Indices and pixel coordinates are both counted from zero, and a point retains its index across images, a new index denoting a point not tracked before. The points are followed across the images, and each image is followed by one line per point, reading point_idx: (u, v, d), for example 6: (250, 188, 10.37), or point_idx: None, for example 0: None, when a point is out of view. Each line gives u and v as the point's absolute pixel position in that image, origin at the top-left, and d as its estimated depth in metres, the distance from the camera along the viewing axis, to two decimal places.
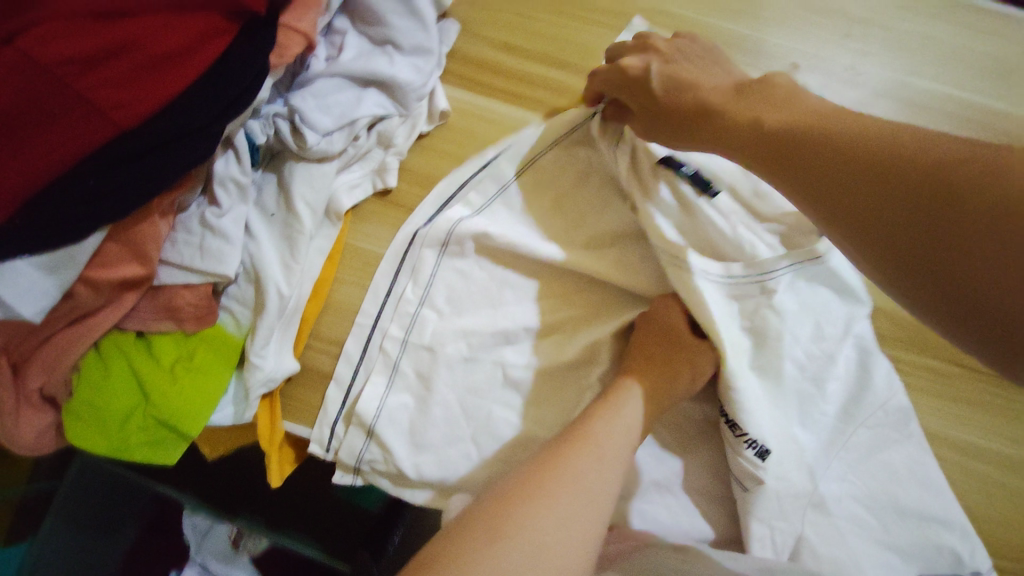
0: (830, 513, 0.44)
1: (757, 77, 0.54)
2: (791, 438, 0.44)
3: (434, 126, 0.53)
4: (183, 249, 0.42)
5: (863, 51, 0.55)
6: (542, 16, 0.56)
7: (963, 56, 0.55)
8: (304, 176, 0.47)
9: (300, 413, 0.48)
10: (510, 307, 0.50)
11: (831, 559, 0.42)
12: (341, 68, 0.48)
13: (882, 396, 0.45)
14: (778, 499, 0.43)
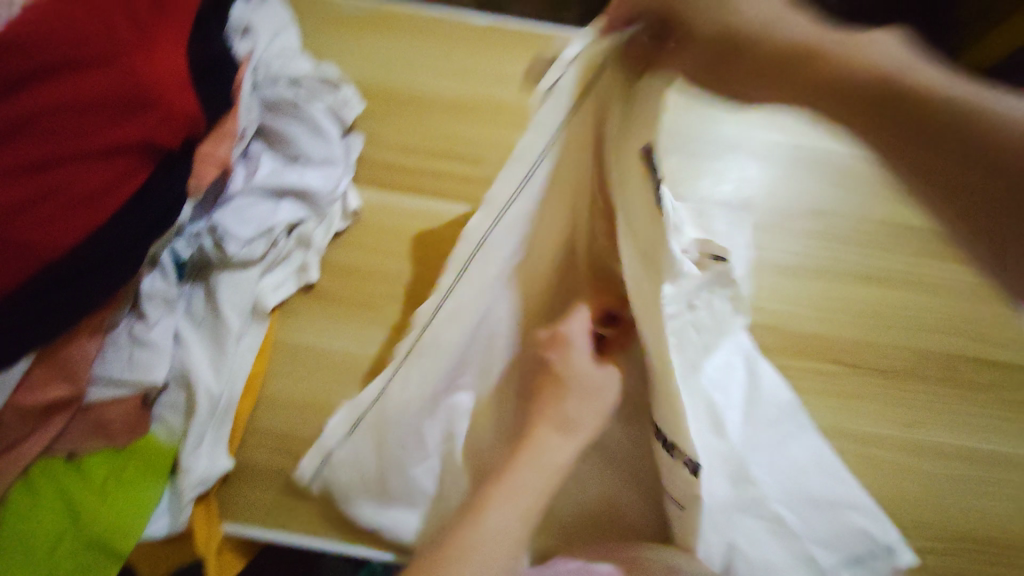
0: (754, 517, 0.49)
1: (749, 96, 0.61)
2: (717, 439, 0.49)
3: (349, 223, 0.58)
4: (113, 365, 0.47)
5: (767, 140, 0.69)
6: (439, 116, 0.62)
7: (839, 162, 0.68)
8: (228, 284, 0.51)
9: (238, 513, 0.49)
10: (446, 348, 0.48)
11: (760, 562, 0.47)
12: (257, 185, 0.53)
13: (770, 394, 0.55)
14: (712, 513, 0.47)
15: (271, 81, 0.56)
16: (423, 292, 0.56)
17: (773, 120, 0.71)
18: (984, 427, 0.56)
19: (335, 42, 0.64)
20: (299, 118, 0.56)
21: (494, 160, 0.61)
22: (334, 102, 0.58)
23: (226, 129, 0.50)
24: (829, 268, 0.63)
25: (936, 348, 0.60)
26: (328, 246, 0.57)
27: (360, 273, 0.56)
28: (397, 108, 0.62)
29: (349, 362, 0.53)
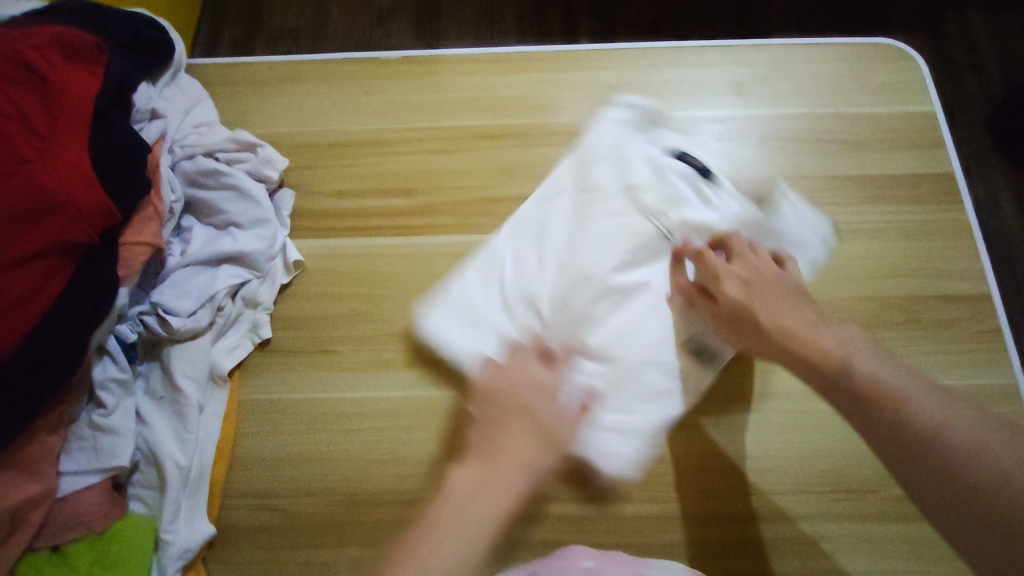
0: (584, 270, 0.54)
1: (971, 374, 0.55)
2: (566, 273, 0.55)
3: (293, 276, 0.60)
4: (79, 455, 0.49)
5: (799, 86, 0.67)
6: (362, 160, 0.65)
7: (865, 96, 0.66)
8: (180, 357, 0.53)
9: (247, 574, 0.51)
10: (547, 314, 0.55)
11: (550, 298, 0.55)
12: (191, 257, 0.55)
13: (557, 244, 0.57)
14: (505, 277, 0.57)
15: (190, 157, 0.58)
16: (372, 325, 0.59)
17: (795, 86, 0.67)
18: (947, 365, 0.55)
19: (259, 103, 0.68)
20: (224, 187, 0.57)
21: (423, 189, 0.64)
22: (255, 165, 0.60)
23: (150, 210, 0.52)
24: None
25: (890, 293, 0.58)
26: (276, 301, 0.59)
27: (306, 322, 0.59)
28: (322, 160, 0.65)
29: (310, 407, 0.56)
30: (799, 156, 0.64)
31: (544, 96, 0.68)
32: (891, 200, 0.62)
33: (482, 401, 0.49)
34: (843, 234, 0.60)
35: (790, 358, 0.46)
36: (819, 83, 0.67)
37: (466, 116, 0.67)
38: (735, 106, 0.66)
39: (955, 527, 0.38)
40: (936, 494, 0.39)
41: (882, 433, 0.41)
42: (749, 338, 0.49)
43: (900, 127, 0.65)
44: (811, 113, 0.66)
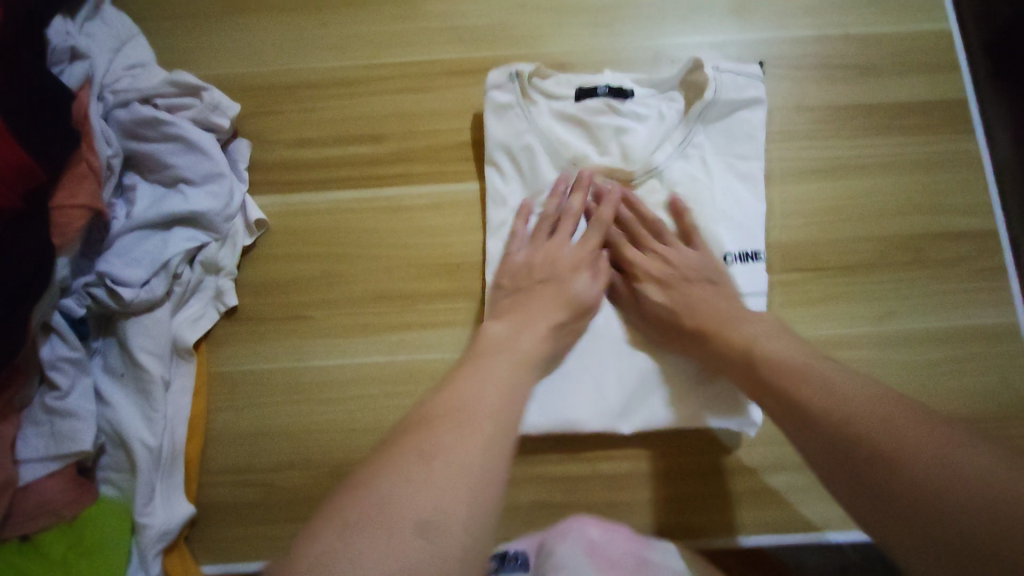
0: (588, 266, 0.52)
1: (976, 314, 0.53)
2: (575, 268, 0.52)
3: (256, 236, 0.55)
4: (37, 441, 0.45)
5: (805, 3, 0.60)
6: (321, 103, 0.58)
7: (876, 14, 0.60)
8: (137, 331, 0.49)
9: (232, 550, 0.49)
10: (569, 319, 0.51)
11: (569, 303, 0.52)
12: (137, 220, 0.49)
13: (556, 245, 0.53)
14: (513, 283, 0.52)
15: (123, 103, 0.50)
16: (346, 287, 0.54)
17: (801, 4, 0.60)
18: (952, 305, 0.53)
19: (201, 40, 0.60)
20: (167, 138, 0.51)
21: (392, 134, 0.58)
22: (201, 112, 0.52)
23: (83, 167, 0.46)
24: (816, 170, 0.56)
25: (897, 232, 0.54)
26: (239, 266, 0.54)
27: (274, 287, 0.54)
28: (277, 105, 0.58)
29: (285, 378, 0.52)
30: (804, 85, 0.58)
31: (524, 23, 0.60)
32: (900, 130, 0.57)
33: (518, 274, 0.50)
34: (848, 170, 0.56)
35: (737, 363, 0.44)
36: (826, 0, 0.60)
37: (437, 49, 0.60)
38: (735, 29, 0.60)
39: (857, 504, 0.35)
40: (875, 494, 0.34)
41: (789, 412, 0.40)
42: (690, 353, 0.48)
43: (912, 49, 0.59)
44: (817, 35, 0.59)
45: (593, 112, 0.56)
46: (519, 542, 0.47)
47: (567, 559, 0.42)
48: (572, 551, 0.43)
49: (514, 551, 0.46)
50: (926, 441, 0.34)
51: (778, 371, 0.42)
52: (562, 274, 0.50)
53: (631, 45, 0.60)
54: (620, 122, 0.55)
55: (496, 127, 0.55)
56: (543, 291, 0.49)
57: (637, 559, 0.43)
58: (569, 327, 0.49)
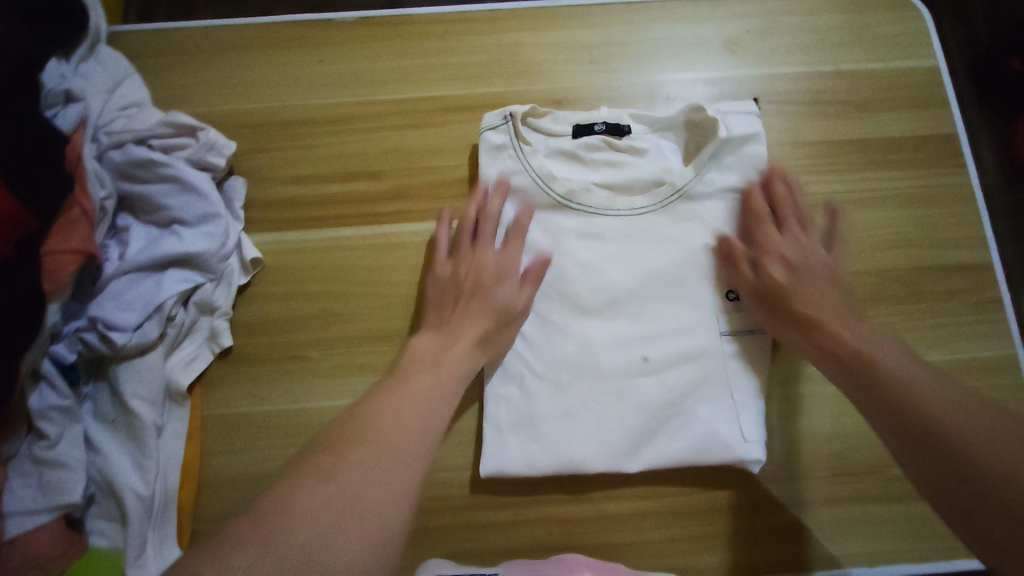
0: (588, 305, 0.53)
1: (974, 348, 0.53)
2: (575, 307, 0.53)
3: (251, 275, 0.54)
4: (24, 493, 0.44)
5: (798, 39, 0.61)
6: (319, 140, 0.58)
7: (867, 50, 0.61)
8: (130, 376, 0.48)
9: None
10: (571, 356, 0.52)
11: (570, 341, 0.52)
12: (131, 263, 0.48)
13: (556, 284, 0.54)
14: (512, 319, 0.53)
15: (118, 145, 0.50)
16: (344, 326, 0.54)
17: (793, 40, 0.61)
18: (948, 339, 0.53)
19: (198, 77, 0.60)
20: (161, 179, 0.50)
21: (390, 170, 0.58)
22: (197, 152, 0.52)
23: (75, 211, 0.45)
24: (812, 205, 0.57)
25: (892, 266, 0.55)
26: (234, 305, 0.54)
27: (270, 326, 0.53)
28: (274, 142, 0.58)
29: (281, 420, 0.51)
30: (797, 120, 0.59)
31: (521, 60, 0.61)
32: (894, 164, 0.58)
33: (445, 287, 0.51)
34: (844, 205, 0.57)
35: (841, 360, 0.46)
36: (818, 37, 0.62)
37: (435, 85, 0.60)
38: (730, 65, 0.61)
39: (934, 489, 0.39)
40: (947, 476, 0.38)
41: (870, 396, 0.44)
42: (804, 338, 0.49)
43: (903, 84, 0.60)
44: (810, 71, 0.60)
45: (591, 149, 0.57)
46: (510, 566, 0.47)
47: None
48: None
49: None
50: (1001, 452, 0.37)
51: (874, 372, 0.44)
52: (484, 285, 0.51)
53: (627, 81, 0.60)
54: (617, 158, 0.56)
55: (492, 167, 0.56)
56: (472, 304, 0.50)
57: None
58: (496, 333, 0.50)
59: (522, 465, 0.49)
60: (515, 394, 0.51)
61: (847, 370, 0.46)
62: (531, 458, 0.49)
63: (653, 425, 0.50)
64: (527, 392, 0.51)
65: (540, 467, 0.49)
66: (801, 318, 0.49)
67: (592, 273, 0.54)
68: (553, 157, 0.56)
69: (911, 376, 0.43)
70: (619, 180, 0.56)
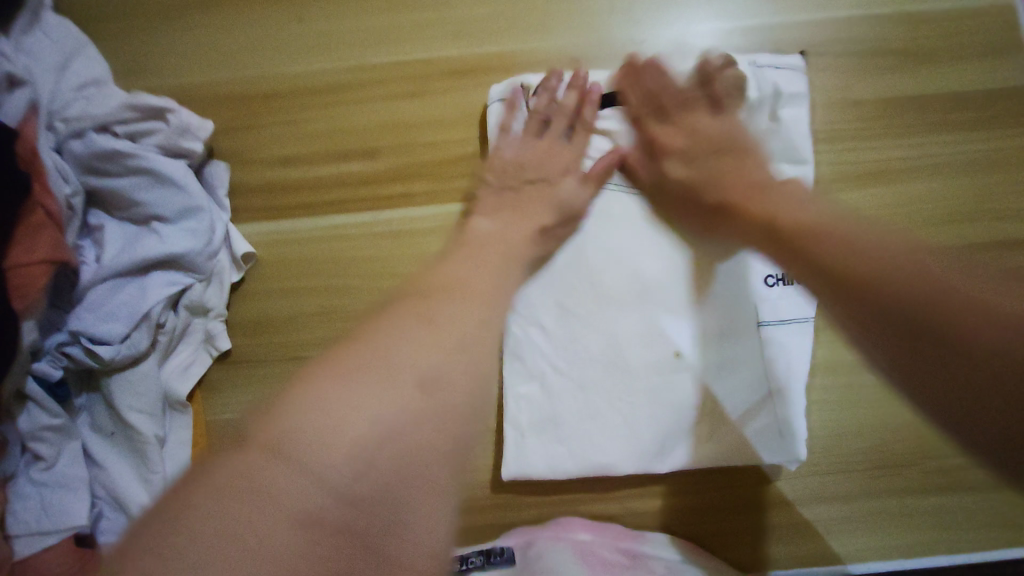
0: (613, 296, 0.49)
1: None
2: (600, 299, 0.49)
3: (244, 271, 0.50)
4: (28, 515, 0.42)
5: None
6: (307, 113, 0.52)
7: None
8: (123, 388, 0.45)
9: None
10: (594, 353, 0.49)
11: (594, 337, 0.49)
12: (110, 268, 0.44)
13: (578, 274, 0.49)
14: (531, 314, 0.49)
15: (78, 133, 0.44)
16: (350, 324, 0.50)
17: None
18: None
19: (164, 43, 0.53)
20: (132, 171, 0.45)
21: (388, 147, 0.52)
22: (169, 137, 0.46)
23: (39, 214, 0.40)
24: (859, 175, 0.51)
25: (947, 242, 0.50)
26: (229, 304, 0.50)
27: (269, 326, 0.50)
28: (255, 118, 0.52)
29: None
30: (845, 76, 0.52)
31: (531, 11, 0.53)
32: (955, 124, 0.51)
33: (507, 173, 0.50)
34: (895, 174, 0.51)
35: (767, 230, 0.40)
36: None
37: (433, 44, 0.53)
38: (771, 10, 0.53)
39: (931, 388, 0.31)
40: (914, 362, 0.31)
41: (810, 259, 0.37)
42: (730, 229, 0.45)
43: (971, 28, 0.52)
44: (863, 15, 0.53)
45: (612, 119, 0.51)
46: (509, 535, 0.49)
47: (559, 561, 0.46)
48: (563, 554, 0.46)
49: (501, 547, 0.48)
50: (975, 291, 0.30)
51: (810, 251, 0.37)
52: (552, 176, 0.50)
53: (652, 34, 0.53)
54: (640, 127, 0.51)
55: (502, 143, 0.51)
56: (532, 193, 0.49)
57: (626, 555, 0.47)
58: (555, 232, 0.49)
59: (546, 467, 0.48)
60: (536, 394, 0.49)
61: (766, 237, 0.40)
62: (554, 460, 0.48)
63: (683, 423, 0.48)
64: (548, 392, 0.48)
65: (564, 469, 0.48)
66: (714, 209, 0.46)
67: (616, 261, 0.49)
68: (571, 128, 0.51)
69: (865, 236, 0.36)
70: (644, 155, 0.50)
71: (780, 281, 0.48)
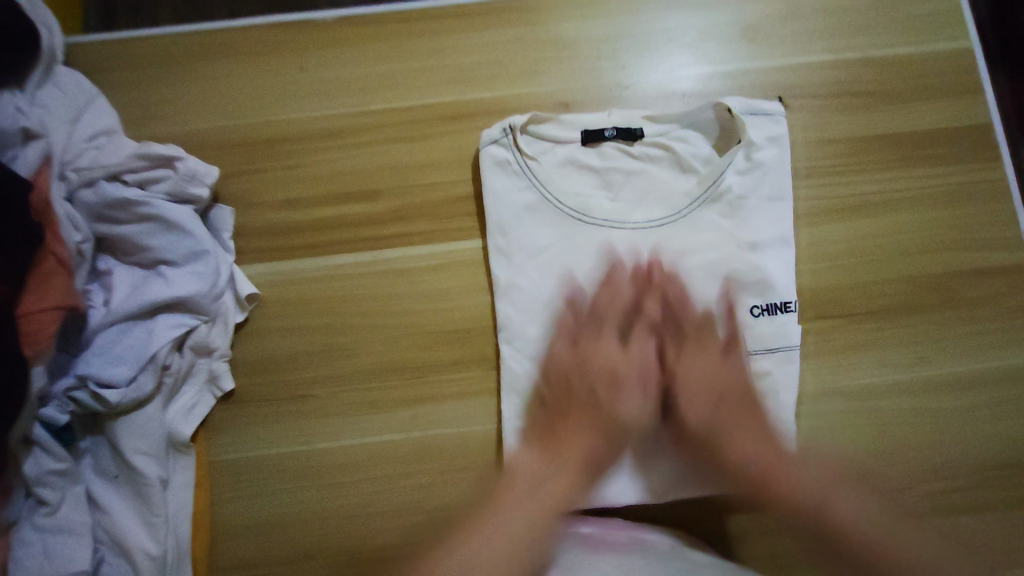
0: (605, 328, 0.51)
1: (1014, 353, 0.51)
2: (593, 333, 0.51)
3: (248, 311, 0.51)
4: (29, 563, 0.42)
5: (822, 23, 0.57)
6: (310, 157, 0.54)
7: (896, 34, 0.56)
8: (128, 430, 0.45)
9: None
10: (590, 384, 0.50)
11: (589, 368, 0.51)
12: (117, 312, 0.45)
13: (574, 307, 0.51)
14: (530, 347, 0.50)
15: (89, 182, 0.46)
16: (351, 361, 0.51)
17: (817, 25, 0.57)
18: (984, 345, 0.51)
19: (171, 92, 0.55)
20: (140, 218, 0.46)
21: (389, 189, 0.54)
22: (177, 183, 0.48)
23: (50, 261, 0.42)
24: (839, 208, 0.53)
25: (925, 271, 0.52)
26: (233, 343, 0.51)
27: (272, 364, 0.50)
28: (259, 162, 0.54)
29: (293, 463, 0.49)
30: (822, 116, 0.55)
31: (522, 60, 0.56)
32: (926, 160, 0.54)
33: (438, 224, 0.53)
34: (873, 206, 0.53)
35: (719, 395, 0.49)
36: (843, 20, 0.57)
37: (431, 91, 0.55)
38: (748, 56, 0.56)
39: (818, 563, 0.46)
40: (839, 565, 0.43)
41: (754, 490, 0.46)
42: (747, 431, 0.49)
43: (934, 71, 0.56)
44: (834, 59, 0.56)
45: (604, 158, 0.54)
46: None
47: (571, 557, 0.44)
48: (573, 549, 0.44)
49: None
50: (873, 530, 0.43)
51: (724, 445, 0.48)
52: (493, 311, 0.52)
53: (639, 78, 0.56)
54: (631, 165, 0.53)
55: (498, 184, 0.52)
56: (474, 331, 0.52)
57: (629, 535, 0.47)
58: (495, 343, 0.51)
59: None
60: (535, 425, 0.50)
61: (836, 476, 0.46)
62: None
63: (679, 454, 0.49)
64: (546, 422, 0.50)
65: None
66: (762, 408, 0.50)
67: (610, 294, 0.51)
68: (565, 165, 0.54)
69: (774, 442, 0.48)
70: (634, 193, 0.53)
71: (765, 311, 0.51)
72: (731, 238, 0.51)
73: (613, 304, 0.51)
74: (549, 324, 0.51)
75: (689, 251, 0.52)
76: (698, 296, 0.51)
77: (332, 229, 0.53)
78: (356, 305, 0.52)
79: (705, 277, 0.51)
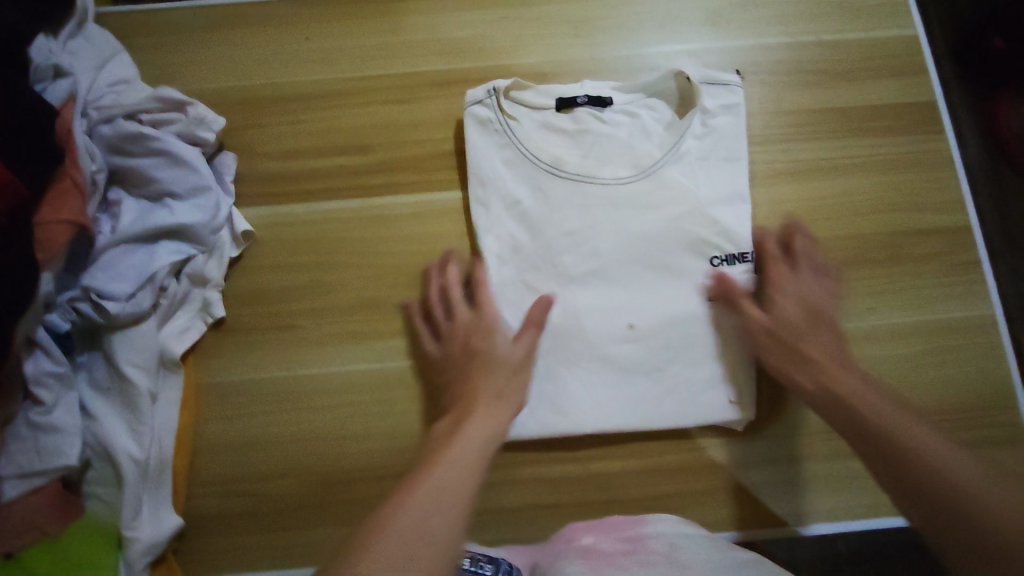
0: (576, 276, 0.53)
1: (954, 307, 0.54)
2: (564, 279, 0.53)
3: (242, 248, 0.55)
4: (21, 457, 0.45)
5: (780, 10, 0.62)
6: (309, 115, 0.59)
7: (848, 22, 0.62)
8: (124, 344, 0.49)
9: (219, 561, 0.49)
10: (561, 327, 0.52)
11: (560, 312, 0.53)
12: (123, 235, 0.50)
13: (546, 254, 0.54)
14: (501, 289, 0.53)
15: (108, 120, 0.51)
16: (334, 297, 0.55)
17: (775, 13, 0.62)
18: (930, 298, 0.54)
19: (188, 55, 0.61)
20: (150, 153, 0.51)
21: (380, 144, 0.59)
22: (187, 127, 0.53)
23: (67, 185, 0.46)
24: (793, 171, 0.58)
25: (875, 230, 0.56)
26: (226, 277, 0.55)
27: (261, 296, 0.54)
28: (262, 117, 0.59)
29: (274, 387, 0.52)
30: (778, 91, 0.60)
31: (505, 36, 0.62)
32: (875, 131, 0.59)
33: (422, 176, 0.58)
34: (825, 171, 0.58)
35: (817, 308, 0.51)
36: (800, 8, 0.62)
37: (423, 61, 0.61)
38: (712, 37, 0.62)
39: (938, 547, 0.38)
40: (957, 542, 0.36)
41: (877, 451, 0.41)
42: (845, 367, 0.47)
43: (882, 54, 0.61)
44: (791, 41, 0.61)
45: (578, 122, 0.58)
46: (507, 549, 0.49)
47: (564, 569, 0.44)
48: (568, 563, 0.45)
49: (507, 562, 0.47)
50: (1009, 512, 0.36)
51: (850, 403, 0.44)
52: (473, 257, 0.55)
53: (611, 54, 0.61)
54: (604, 129, 0.57)
55: (480, 142, 0.56)
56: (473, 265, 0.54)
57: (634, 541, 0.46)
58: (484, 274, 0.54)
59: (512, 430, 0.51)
60: None
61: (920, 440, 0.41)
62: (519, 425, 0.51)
63: (641, 394, 0.51)
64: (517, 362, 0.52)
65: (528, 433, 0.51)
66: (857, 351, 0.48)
67: (581, 243, 0.54)
68: (541, 127, 0.57)
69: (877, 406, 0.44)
70: (607, 152, 0.57)
71: (724, 262, 0.54)
72: (695, 195, 0.55)
73: (585, 254, 0.54)
74: (520, 268, 0.54)
75: (657, 205, 0.54)
76: (665, 247, 0.54)
77: (325, 178, 0.58)
78: (343, 245, 0.56)
79: (672, 230, 0.54)
